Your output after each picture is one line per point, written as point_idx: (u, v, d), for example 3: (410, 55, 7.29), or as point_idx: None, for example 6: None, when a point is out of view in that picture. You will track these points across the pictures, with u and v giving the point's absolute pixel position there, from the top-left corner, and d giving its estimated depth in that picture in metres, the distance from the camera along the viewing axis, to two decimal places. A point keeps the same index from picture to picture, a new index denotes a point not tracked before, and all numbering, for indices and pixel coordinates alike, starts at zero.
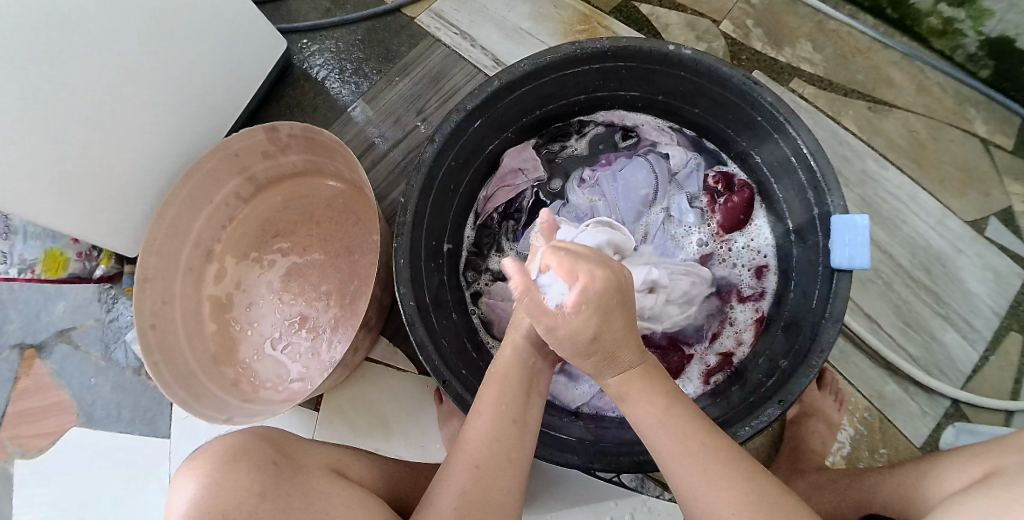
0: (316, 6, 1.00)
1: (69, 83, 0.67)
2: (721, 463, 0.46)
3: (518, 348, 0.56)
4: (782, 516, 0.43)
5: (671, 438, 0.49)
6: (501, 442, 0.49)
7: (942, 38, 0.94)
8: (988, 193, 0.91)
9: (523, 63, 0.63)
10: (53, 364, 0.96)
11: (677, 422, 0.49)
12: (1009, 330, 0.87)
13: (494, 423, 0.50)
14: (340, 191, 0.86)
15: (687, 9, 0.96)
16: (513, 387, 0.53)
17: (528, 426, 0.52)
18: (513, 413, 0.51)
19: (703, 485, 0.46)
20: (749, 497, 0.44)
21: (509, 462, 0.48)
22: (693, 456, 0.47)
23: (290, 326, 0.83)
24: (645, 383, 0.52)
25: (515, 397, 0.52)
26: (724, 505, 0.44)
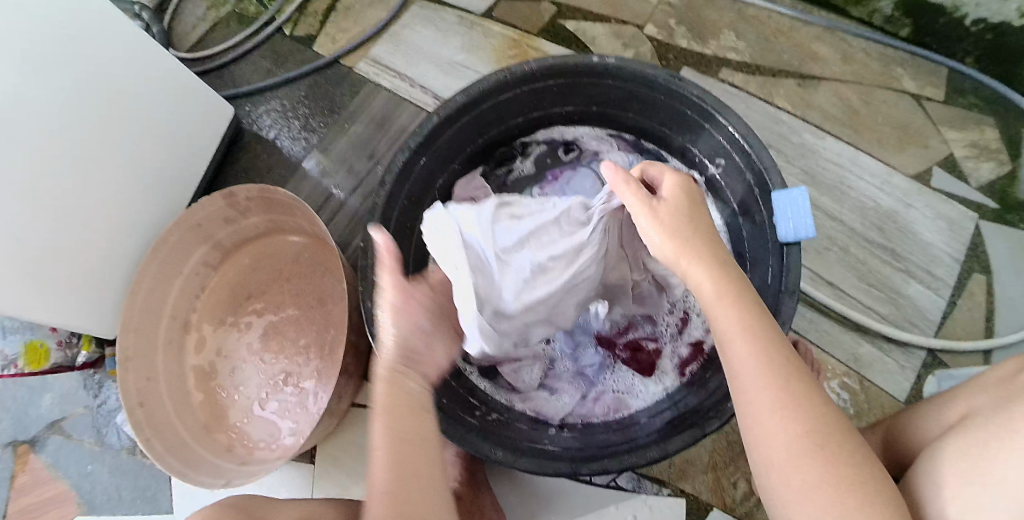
0: (257, 68, 1.03)
1: (22, 178, 0.68)
2: (788, 376, 0.46)
3: (390, 368, 0.54)
4: (841, 450, 0.43)
5: (768, 366, 0.46)
6: (404, 467, 0.50)
7: (859, 6, 0.99)
8: (927, 144, 0.95)
9: (457, 97, 0.66)
10: (47, 456, 0.95)
11: (772, 344, 0.47)
12: (971, 272, 0.90)
13: (391, 454, 0.50)
14: (304, 245, 0.88)
15: (610, 19, 1.00)
16: (398, 411, 0.52)
17: (428, 441, 0.52)
18: (406, 437, 0.51)
19: (770, 417, 0.45)
20: (815, 431, 0.43)
21: (418, 481, 0.50)
22: (777, 381, 0.45)
23: (275, 384, 0.84)
24: (750, 330, 0.48)
25: (404, 420, 0.51)
26: (795, 435, 0.43)
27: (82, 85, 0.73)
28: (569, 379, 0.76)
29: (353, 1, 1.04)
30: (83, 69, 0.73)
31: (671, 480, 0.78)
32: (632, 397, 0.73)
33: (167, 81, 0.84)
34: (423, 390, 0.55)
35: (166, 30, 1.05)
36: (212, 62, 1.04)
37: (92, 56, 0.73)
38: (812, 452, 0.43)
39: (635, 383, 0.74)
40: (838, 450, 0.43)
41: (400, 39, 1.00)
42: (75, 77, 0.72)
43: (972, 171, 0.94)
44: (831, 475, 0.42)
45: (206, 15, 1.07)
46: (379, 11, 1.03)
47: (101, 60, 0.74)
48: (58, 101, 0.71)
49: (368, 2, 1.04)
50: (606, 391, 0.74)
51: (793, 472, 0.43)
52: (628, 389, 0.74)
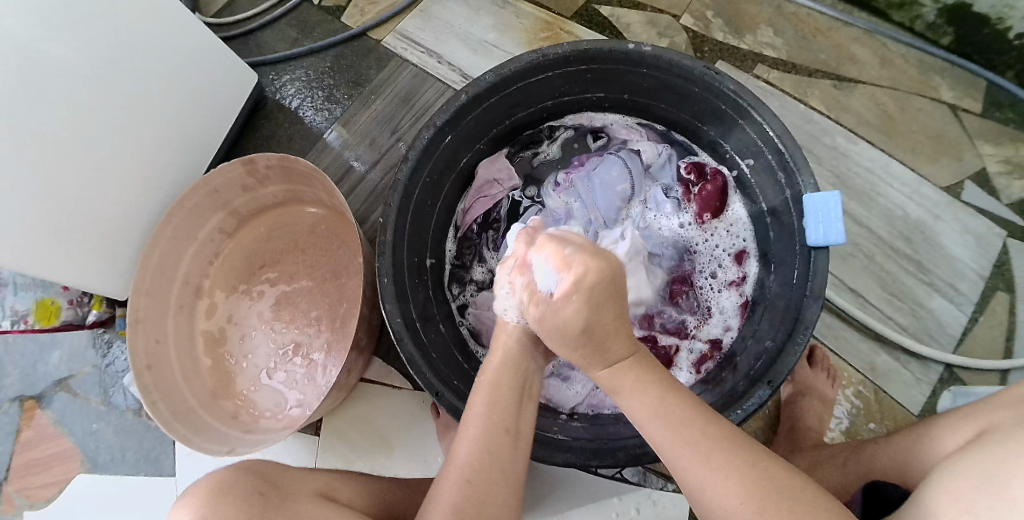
0: (283, 36, 1.02)
1: (43, 132, 0.67)
2: (717, 449, 0.45)
3: (507, 352, 0.56)
4: (739, 459, 0.44)
5: (647, 399, 0.49)
6: (493, 456, 0.51)
7: (901, 10, 0.96)
8: (960, 157, 0.93)
9: (488, 75, 0.65)
10: (53, 413, 0.96)
11: (647, 373, 0.51)
12: (995, 289, 0.88)
13: (484, 435, 0.51)
14: (322, 217, 0.87)
15: (646, 7, 0.98)
16: (504, 398, 0.53)
17: (521, 434, 0.53)
18: (504, 423, 0.52)
19: (664, 434, 0.47)
20: (712, 444, 0.45)
21: (502, 473, 0.50)
22: (659, 404, 0.48)
23: (284, 355, 0.83)
24: (666, 414, 0.47)
25: (504, 409, 0.53)
26: (685, 449, 0.45)
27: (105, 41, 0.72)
28: None
29: None
30: (106, 22, 0.71)
31: None
32: None
33: (189, 40, 0.83)
34: (532, 382, 0.57)
35: None
36: (239, 28, 1.03)
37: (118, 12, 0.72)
38: (721, 457, 0.44)
39: None
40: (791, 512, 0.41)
41: (430, 14, 0.98)
42: (100, 30, 0.71)
43: (1004, 188, 0.91)
44: None
45: None
46: None
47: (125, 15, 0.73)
48: (81, 55, 0.70)
49: None
50: None
51: None
52: None
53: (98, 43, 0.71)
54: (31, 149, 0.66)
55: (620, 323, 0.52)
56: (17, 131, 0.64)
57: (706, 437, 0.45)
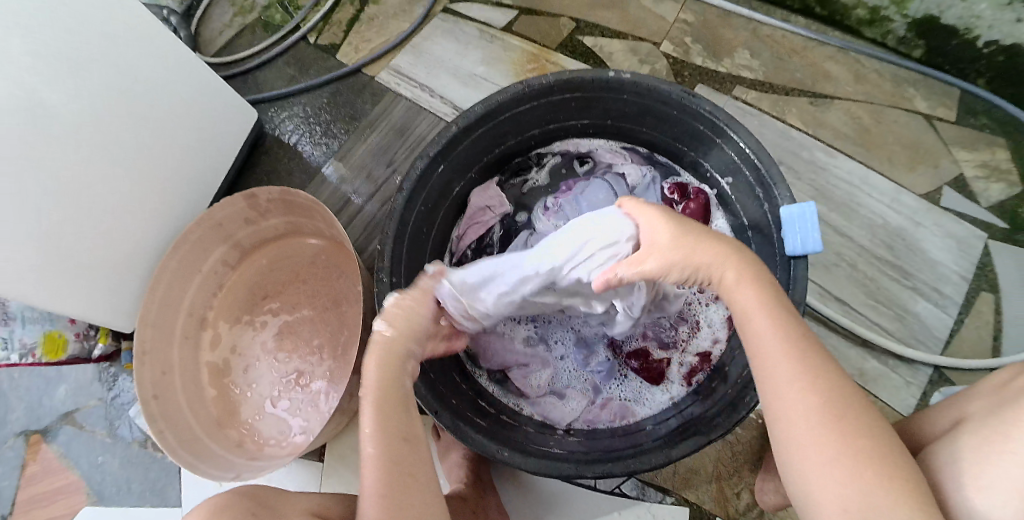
0: (281, 74, 1.05)
1: (51, 173, 0.70)
2: (816, 360, 0.48)
3: (381, 366, 0.52)
4: (863, 421, 0.45)
5: (783, 348, 0.48)
6: (397, 469, 0.49)
7: (872, 27, 1.00)
8: (937, 165, 0.96)
9: (476, 107, 0.68)
10: (59, 446, 0.97)
11: (786, 319, 0.50)
12: (979, 290, 0.91)
13: (383, 455, 0.49)
14: (322, 247, 0.89)
15: (627, 35, 1.02)
16: (394, 411, 0.51)
17: (418, 437, 0.52)
18: (400, 432, 0.50)
19: (790, 383, 0.47)
20: (840, 402, 0.46)
21: (416, 478, 0.49)
22: (792, 353, 0.48)
23: (288, 383, 0.85)
24: (772, 316, 0.50)
25: (395, 416, 0.51)
26: (814, 401, 0.46)
27: (108, 83, 0.75)
28: (579, 384, 0.76)
29: (377, 12, 1.07)
30: (108, 65, 0.74)
31: (675, 489, 0.78)
32: (639, 405, 0.74)
33: (189, 80, 0.86)
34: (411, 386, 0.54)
35: (192, 34, 1.08)
36: (237, 67, 1.07)
37: (120, 56, 0.75)
38: (814, 365, 0.47)
39: (642, 391, 0.75)
40: (863, 427, 0.45)
41: (421, 50, 1.02)
42: (103, 73, 0.74)
43: (983, 192, 0.95)
44: (856, 450, 0.44)
45: (233, 21, 1.10)
46: (402, 23, 1.05)
47: (127, 57, 0.76)
48: (85, 98, 0.73)
49: (391, 14, 1.06)
50: (613, 398, 0.75)
51: (816, 446, 0.45)
52: (635, 396, 0.75)
53: (101, 85, 0.74)
54: (38, 189, 0.69)
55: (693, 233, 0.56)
56: (26, 172, 0.68)
57: (795, 348, 0.48)
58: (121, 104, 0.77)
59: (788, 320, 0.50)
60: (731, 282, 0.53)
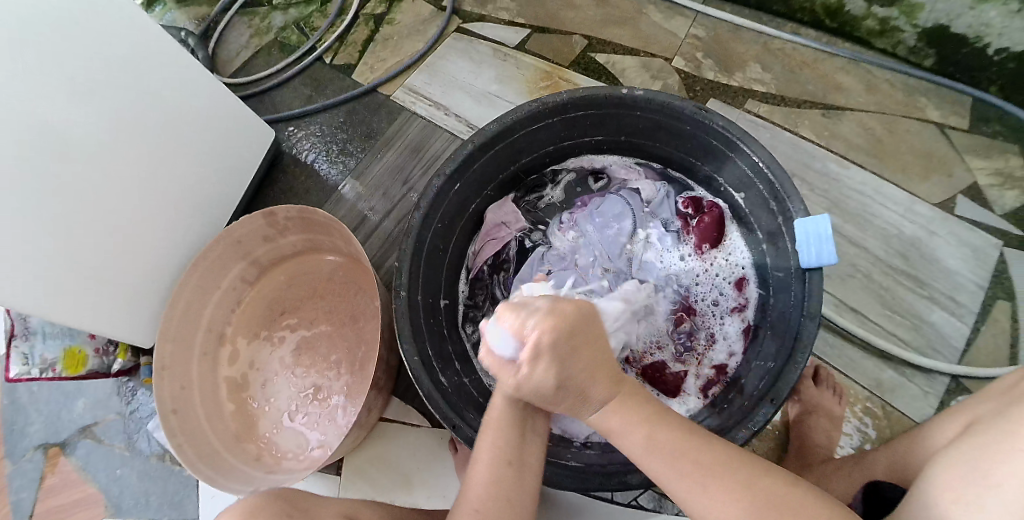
0: (298, 94, 1.08)
1: (80, 191, 0.72)
2: (699, 457, 0.50)
3: (506, 400, 0.57)
4: (779, 501, 0.47)
5: (672, 457, 0.50)
6: (500, 487, 0.54)
7: (882, 37, 1.01)
8: (951, 173, 0.96)
9: (492, 125, 0.69)
10: (78, 459, 0.98)
11: (659, 421, 0.52)
12: (995, 299, 0.89)
13: (491, 468, 0.55)
14: (340, 264, 0.91)
15: (640, 51, 1.03)
16: (508, 430, 0.57)
17: (525, 464, 0.57)
18: (509, 457, 0.56)
19: (705, 498, 0.48)
20: (754, 499, 0.47)
21: (508, 503, 0.54)
22: (683, 467, 0.49)
23: (305, 397, 0.86)
24: (646, 429, 0.52)
25: (511, 438, 0.56)
26: (733, 504, 0.47)
27: (130, 102, 0.76)
28: None
29: (392, 33, 1.10)
30: (131, 82, 0.76)
31: None
32: None
33: (206, 98, 0.87)
34: (535, 412, 0.60)
35: (210, 55, 1.12)
36: (253, 89, 1.09)
37: (142, 73, 0.77)
38: (710, 479, 0.48)
39: (660, 405, 0.75)
40: (787, 508, 0.46)
41: (437, 69, 1.04)
42: (125, 92, 0.75)
43: (997, 199, 0.94)
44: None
45: (249, 43, 1.14)
46: (417, 42, 1.08)
47: (147, 74, 0.77)
48: (108, 115, 0.74)
49: (406, 34, 1.09)
50: None
51: None
52: None
53: (124, 103, 0.75)
54: (61, 205, 0.70)
55: (594, 364, 0.54)
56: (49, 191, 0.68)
57: (683, 449, 0.50)
58: (146, 122, 0.79)
59: (662, 422, 0.52)
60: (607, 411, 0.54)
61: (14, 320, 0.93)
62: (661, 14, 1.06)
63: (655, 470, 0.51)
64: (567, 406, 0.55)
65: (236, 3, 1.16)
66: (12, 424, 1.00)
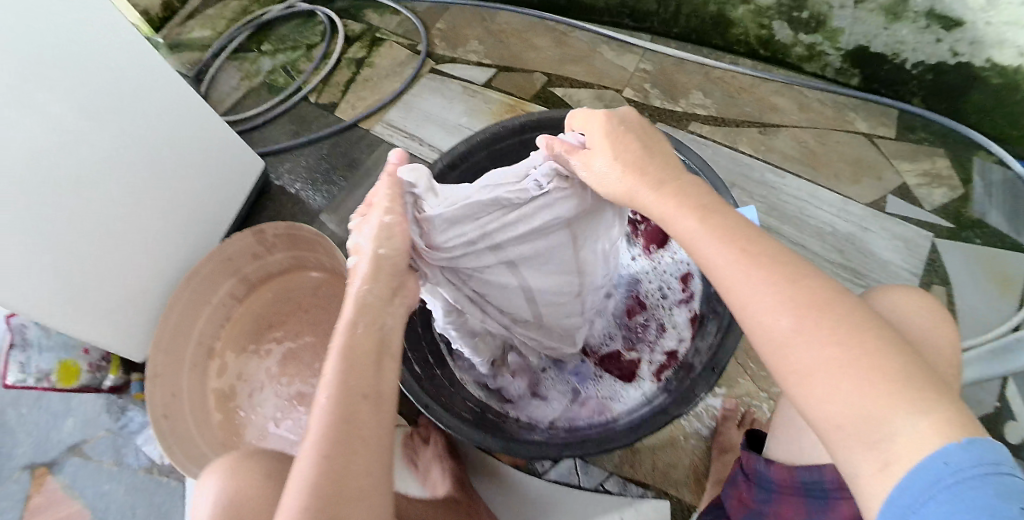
0: (285, 130, 1.18)
1: (86, 208, 0.80)
2: (769, 258, 0.44)
3: (360, 313, 0.50)
4: (840, 315, 0.40)
5: (733, 254, 0.45)
6: (352, 422, 0.44)
7: (812, 61, 1.13)
8: (880, 176, 1.06)
9: (460, 146, 0.79)
10: (65, 477, 1.00)
11: (728, 230, 0.46)
12: (932, 283, 0.96)
13: (336, 405, 0.44)
14: (322, 280, 0.98)
15: (593, 85, 1.15)
16: (361, 356, 0.48)
17: (385, 400, 0.47)
18: (362, 388, 0.46)
19: (764, 294, 0.42)
20: (807, 301, 0.41)
21: (361, 440, 0.44)
22: (747, 256, 0.44)
23: (289, 404, 0.92)
24: (709, 228, 0.47)
25: (363, 370, 0.47)
26: (784, 313, 0.41)
27: (131, 128, 0.84)
28: (559, 388, 0.82)
29: (370, 75, 1.21)
30: (132, 114, 0.84)
31: (654, 483, 0.84)
32: (616, 402, 0.77)
33: (201, 128, 0.96)
34: (391, 338, 0.51)
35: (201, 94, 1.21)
36: (242, 124, 1.19)
37: (141, 104, 0.85)
38: (773, 273, 0.43)
39: (619, 389, 0.80)
40: (842, 319, 0.40)
41: (412, 106, 1.15)
42: (127, 122, 0.83)
43: (926, 196, 1.03)
44: (842, 352, 0.39)
45: (239, 85, 1.25)
46: (394, 82, 1.19)
47: (149, 105, 0.86)
48: (109, 140, 0.81)
49: (383, 75, 1.21)
50: (590, 397, 0.79)
51: (813, 381, 0.40)
52: (612, 394, 0.79)
53: (127, 130, 0.83)
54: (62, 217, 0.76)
55: (648, 163, 0.52)
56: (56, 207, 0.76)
57: (751, 249, 0.45)
58: (152, 151, 0.88)
59: (756, 242, 0.45)
60: (664, 217, 0.50)
61: (13, 329, 0.94)
62: (612, 52, 1.19)
63: (709, 265, 0.46)
64: (630, 177, 0.52)
65: (225, 49, 1.28)
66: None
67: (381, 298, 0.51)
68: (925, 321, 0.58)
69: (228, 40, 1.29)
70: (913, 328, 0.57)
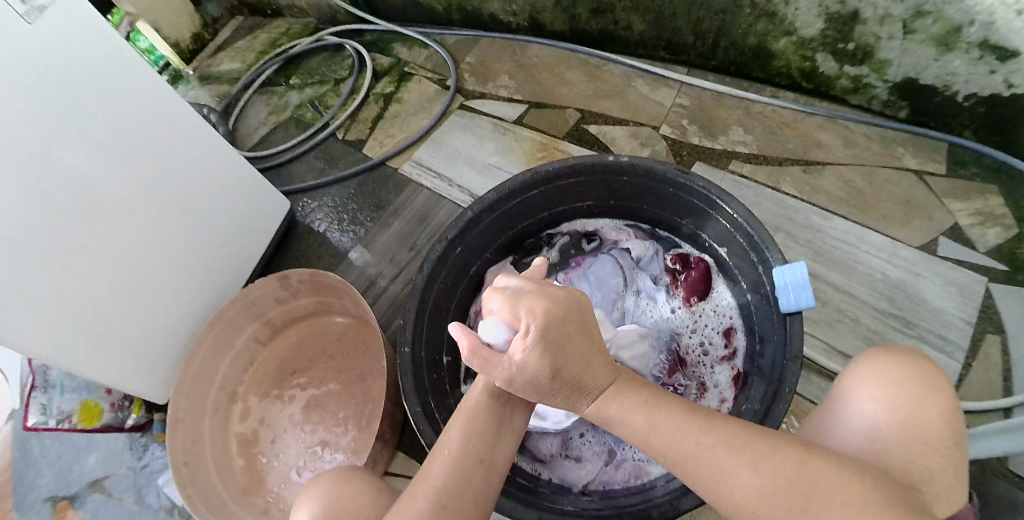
0: (312, 167, 1.17)
1: (109, 252, 0.79)
2: (729, 429, 0.51)
3: (485, 390, 0.60)
4: (815, 479, 0.48)
5: (695, 430, 0.51)
6: (465, 483, 0.54)
7: (857, 94, 1.08)
8: (932, 216, 1.00)
9: (489, 194, 0.76)
10: (87, 512, 0.99)
11: (684, 413, 0.52)
12: (985, 332, 0.91)
13: (455, 463, 0.55)
14: (348, 324, 0.97)
15: (629, 121, 1.11)
16: (482, 428, 0.58)
17: (495, 467, 0.56)
18: (478, 454, 0.56)
19: (734, 471, 0.49)
20: (777, 469, 0.48)
21: (472, 502, 0.54)
22: (722, 441, 0.50)
23: (313, 452, 0.89)
24: (665, 410, 0.53)
25: (483, 438, 0.57)
26: (753, 481, 0.48)
27: (151, 168, 0.83)
28: (594, 448, 0.78)
29: (399, 111, 1.19)
30: (151, 154, 0.83)
31: None
32: (652, 463, 0.74)
33: (223, 164, 0.94)
34: (511, 415, 0.60)
35: (230, 130, 1.21)
36: (271, 159, 1.18)
37: (159, 143, 0.84)
38: (729, 446, 0.50)
39: None
40: (818, 482, 0.47)
41: (440, 143, 1.13)
42: (146, 162, 0.82)
43: (979, 238, 0.97)
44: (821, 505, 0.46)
45: (267, 120, 1.24)
46: (423, 119, 1.17)
47: (167, 142, 0.85)
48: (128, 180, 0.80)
49: (412, 111, 1.19)
50: (627, 459, 0.75)
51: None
52: (647, 454, 0.75)
53: (146, 170, 0.82)
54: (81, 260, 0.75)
55: (570, 323, 0.55)
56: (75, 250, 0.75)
57: (713, 424, 0.51)
58: (175, 193, 0.87)
59: (714, 425, 0.51)
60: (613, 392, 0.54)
61: (36, 371, 1.00)
62: (648, 86, 1.16)
63: (674, 447, 0.51)
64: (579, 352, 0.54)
65: (255, 82, 1.28)
66: (21, 477, 1.04)
67: (509, 382, 0.61)
68: (904, 387, 0.57)
69: (258, 73, 1.29)
70: (886, 398, 0.57)
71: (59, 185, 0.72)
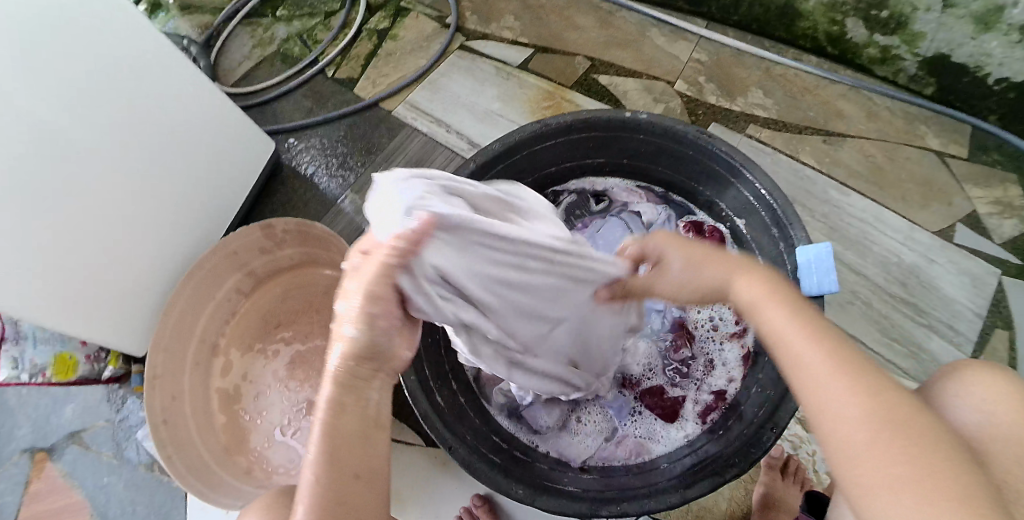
0: (299, 106, 1.08)
1: (84, 194, 0.72)
2: (856, 359, 0.41)
3: (355, 360, 0.41)
4: (922, 437, 0.37)
5: (821, 353, 0.41)
6: (343, 506, 0.39)
7: (884, 65, 1.01)
8: (950, 202, 0.95)
9: (495, 144, 0.70)
10: (64, 465, 0.96)
11: (826, 331, 0.43)
12: (994, 327, 0.88)
13: (327, 488, 0.38)
14: (336, 278, 0.90)
15: (642, 74, 1.04)
16: (354, 429, 0.40)
17: (376, 474, 0.40)
18: (353, 470, 0.39)
19: (838, 390, 0.39)
20: (888, 414, 0.38)
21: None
22: (836, 361, 0.40)
23: (298, 413, 0.86)
24: (802, 325, 0.43)
25: (353, 448, 0.40)
26: (854, 419, 0.38)
27: (128, 104, 0.75)
28: (597, 422, 0.75)
29: (395, 48, 1.11)
30: (128, 89, 0.75)
31: None
32: (654, 442, 0.73)
33: (206, 104, 0.86)
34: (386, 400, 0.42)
35: (211, 64, 1.13)
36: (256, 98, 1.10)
37: (135, 78, 0.75)
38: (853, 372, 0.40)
39: (657, 427, 0.74)
40: (924, 449, 0.36)
41: (438, 87, 1.05)
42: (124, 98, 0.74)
43: (995, 228, 0.93)
44: (917, 473, 0.35)
45: (252, 53, 1.15)
46: (419, 58, 1.09)
47: (145, 78, 0.77)
48: (104, 121, 0.73)
49: (408, 50, 1.10)
50: (628, 435, 0.74)
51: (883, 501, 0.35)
52: (650, 433, 0.74)
53: (123, 106, 0.75)
54: (51, 205, 0.68)
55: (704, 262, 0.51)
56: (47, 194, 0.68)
57: (845, 349, 0.41)
58: (156, 134, 0.80)
59: (846, 350, 0.41)
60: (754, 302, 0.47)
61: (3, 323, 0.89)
62: (664, 37, 1.08)
63: (794, 359, 0.42)
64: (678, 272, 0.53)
65: (239, 12, 1.18)
66: None
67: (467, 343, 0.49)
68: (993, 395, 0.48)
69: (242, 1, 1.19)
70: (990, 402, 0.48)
71: (34, 118, 0.65)
